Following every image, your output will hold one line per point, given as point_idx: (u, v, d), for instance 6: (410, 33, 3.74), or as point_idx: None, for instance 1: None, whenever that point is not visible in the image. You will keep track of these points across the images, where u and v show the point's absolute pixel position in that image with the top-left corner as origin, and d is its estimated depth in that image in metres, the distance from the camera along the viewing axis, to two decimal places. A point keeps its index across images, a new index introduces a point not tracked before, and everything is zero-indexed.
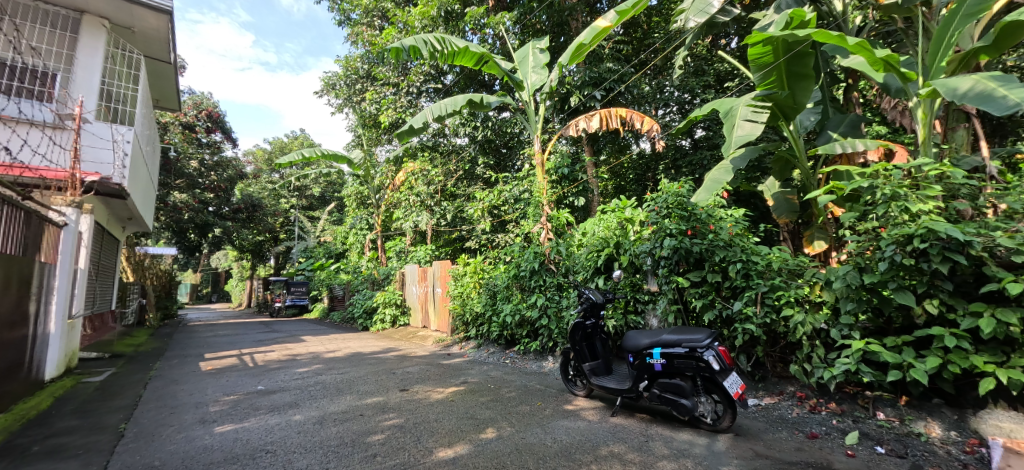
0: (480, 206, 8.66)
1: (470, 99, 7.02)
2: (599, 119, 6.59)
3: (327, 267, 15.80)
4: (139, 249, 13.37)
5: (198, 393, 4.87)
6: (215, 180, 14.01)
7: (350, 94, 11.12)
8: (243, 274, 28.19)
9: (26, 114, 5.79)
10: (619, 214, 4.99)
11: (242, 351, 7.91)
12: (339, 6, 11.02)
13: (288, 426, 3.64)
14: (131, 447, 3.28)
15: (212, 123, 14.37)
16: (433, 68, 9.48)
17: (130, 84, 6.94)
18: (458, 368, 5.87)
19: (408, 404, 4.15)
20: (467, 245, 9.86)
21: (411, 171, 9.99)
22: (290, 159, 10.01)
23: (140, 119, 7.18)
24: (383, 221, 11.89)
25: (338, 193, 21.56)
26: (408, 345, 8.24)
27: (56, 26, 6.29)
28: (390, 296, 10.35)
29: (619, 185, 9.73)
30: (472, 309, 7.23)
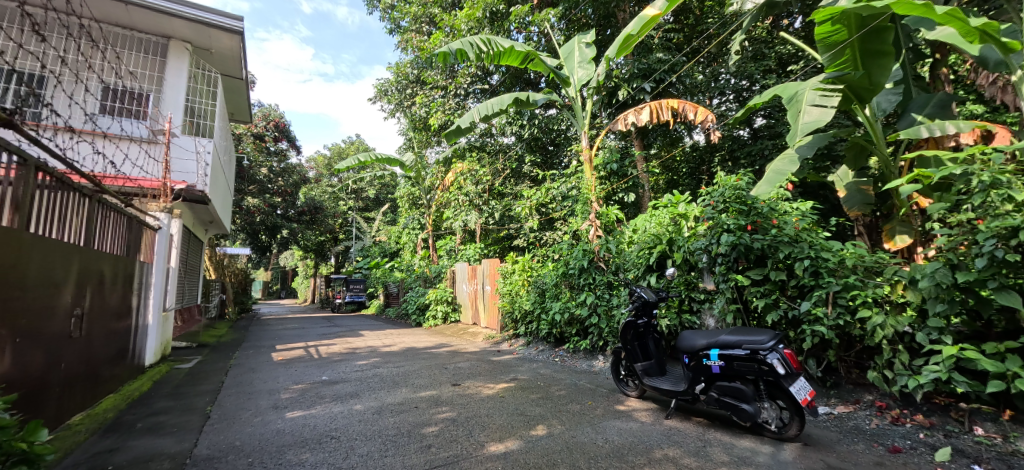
0: (528, 204, 8.66)
1: (516, 98, 7.03)
2: (649, 112, 6.35)
3: (382, 266, 16.48)
4: (218, 250, 14.60)
5: (270, 381, 5.25)
6: (282, 185, 15.03)
7: (401, 99, 11.50)
8: (307, 272, 30.09)
9: (126, 131, 6.47)
10: (671, 209, 4.81)
11: (308, 344, 8.43)
12: (389, 15, 11.41)
13: (350, 415, 3.83)
14: (216, 427, 3.59)
15: (279, 132, 15.55)
16: (479, 69, 9.62)
17: (210, 100, 7.58)
18: (508, 365, 5.91)
19: (460, 399, 4.23)
20: (516, 244, 9.90)
21: (460, 172, 10.19)
22: (347, 164, 10.51)
23: (219, 131, 7.84)
24: (434, 220, 12.22)
25: (392, 194, 22.41)
26: (459, 341, 8.41)
27: (149, 52, 7.00)
28: (441, 293, 10.61)
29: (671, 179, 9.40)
30: (522, 307, 7.26)
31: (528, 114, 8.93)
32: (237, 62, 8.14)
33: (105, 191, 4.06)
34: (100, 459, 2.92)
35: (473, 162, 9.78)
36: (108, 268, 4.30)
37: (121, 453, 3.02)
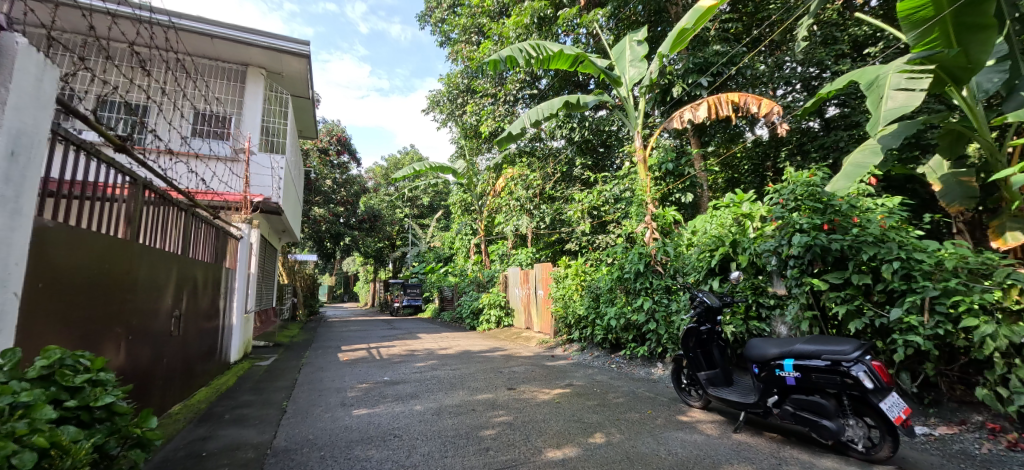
0: (580, 207, 8.55)
1: (566, 101, 6.97)
2: (706, 108, 6.07)
3: (437, 270, 16.97)
4: (289, 256, 15.74)
5: (338, 380, 5.56)
6: (344, 195, 15.93)
7: (452, 109, 11.80)
8: (368, 276, 31.65)
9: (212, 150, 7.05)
10: (735, 210, 4.56)
11: (370, 346, 8.85)
12: (440, 28, 11.76)
13: (411, 414, 3.96)
14: (292, 421, 3.85)
15: (341, 145, 16.69)
16: (528, 75, 9.66)
17: (281, 119, 8.19)
18: (563, 370, 5.84)
19: (516, 403, 4.24)
20: (568, 248, 9.80)
21: (511, 177, 10.25)
22: (403, 173, 10.95)
23: (290, 148, 8.46)
24: (486, 226, 12.38)
25: (445, 201, 23.04)
26: (513, 345, 8.44)
27: (231, 79, 7.72)
28: (494, 297, 10.74)
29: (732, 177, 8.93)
30: (575, 312, 7.16)
31: (577, 116, 8.82)
32: (305, 83, 8.76)
33: (198, 206, 4.51)
34: (196, 446, 3.23)
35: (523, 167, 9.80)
36: (200, 274, 4.75)
37: (212, 441, 3.33)
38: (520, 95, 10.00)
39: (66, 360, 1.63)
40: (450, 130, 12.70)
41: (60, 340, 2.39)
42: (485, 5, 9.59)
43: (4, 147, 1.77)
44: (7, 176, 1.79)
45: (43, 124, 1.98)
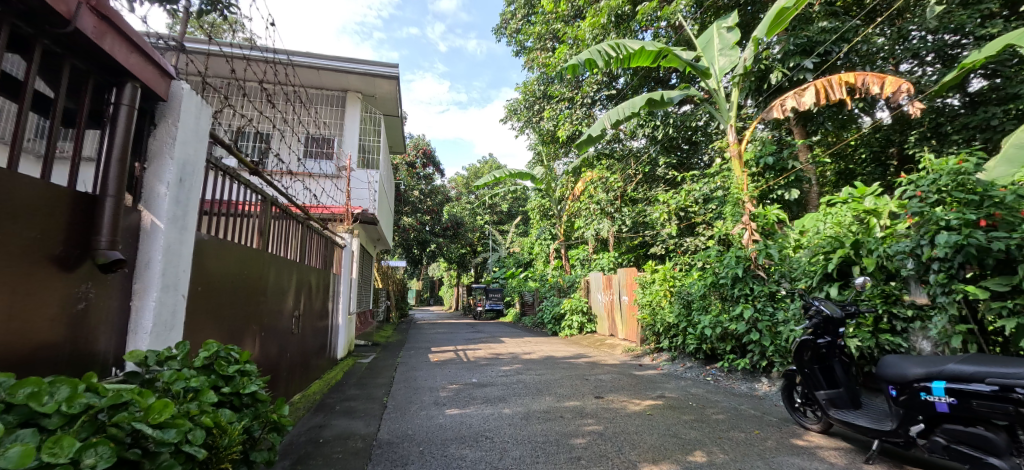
0: (665, 209, 8.10)
1: (649, 99, 6.70)
2: (814, 92, 5.42)
3: (518, 276, 17.24)
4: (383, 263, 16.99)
5: (431, 380, 5.88)
6: (430, 204, 16.89)
7: (530, 116, 11.86)
8: (452, 281, 33.06)
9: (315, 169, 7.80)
10: (856, 205, 4.10)
11: (458, 348, 9.22)
12: (515, 38, 11.97)
13: (500, 417, 4.04)
14: (393, 416, 4.15)
15: (426, 159, 17.85)
16: (606, 76, 9.44)
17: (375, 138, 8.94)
18: (652, 380, 5.57)
19: (605, 412, 4.12)
20: (653, 252, 9.32)
21: (590, 180, 10.02)
22: (484, 181, 11.27)
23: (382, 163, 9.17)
24: (565, 230, 12.27)
25: (523, 207, 23.35)
26: (598, 352, 8.24)
27: (334, 104, 8.59)
28: (576, 303, 10.59)
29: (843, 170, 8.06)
30: (664, 320, 6.76)
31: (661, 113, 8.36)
32: (395, 103, 9.47)
33: (311, 219, 5.06)
34: (315, 433, 3.61)
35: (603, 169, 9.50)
36: (313, 278, 5.32)
37: (328, 429, 3.70)
38: (597, 96, 9.79)
39: (221, 352, 1.91)
40: (527, 137, 12.81)
41: (213, 333, 2.83)
42: (560, 10, 9.56)
43: (175, 175, 2.15)
44: (177, 199, 2.17)
45: (199, 154, 2.37)
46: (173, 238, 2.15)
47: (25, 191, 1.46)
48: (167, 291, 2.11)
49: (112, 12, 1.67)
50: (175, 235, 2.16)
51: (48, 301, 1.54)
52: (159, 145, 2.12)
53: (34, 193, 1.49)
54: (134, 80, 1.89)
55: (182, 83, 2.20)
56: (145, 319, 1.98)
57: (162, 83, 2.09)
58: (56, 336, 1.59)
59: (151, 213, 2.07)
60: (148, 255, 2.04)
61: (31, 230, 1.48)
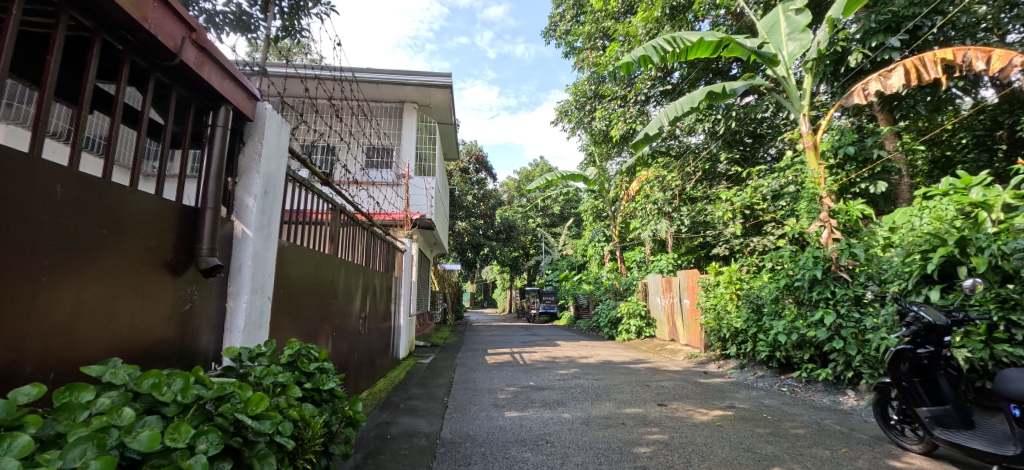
0: (729, 207, 7.62)
1: (709, 92, 6.36)
2: (903, 73, 4.88)
3: (572, 279, 17.04)
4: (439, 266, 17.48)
5: (490, 381, 5.95)
6: (484, 208, 17.14)
7: (581, 116, 11.51)
8: (505, 284, 33.32)
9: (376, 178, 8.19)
10: (959, 197, 3.70)
11: (514, 350, 9.26)
12: (564, 39, 11.88)
13: (560, 422, 4.01)
14: (454, 416, 4.25)
15: (479, 164, 18.15)
16: (660, 71, 9.09)
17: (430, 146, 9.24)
18: (719, 389, 5.26)
19: (669, 421, 3.95)
20: (716, 253, 8.82)
21: (646, 180, 9.64)
22: (536, 184, 11.24)
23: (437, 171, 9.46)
24: (620, 232, 11.95)
25: (576, 209, 23.06)
26: (658, 358, 7.92)
27: (393, 115, 8.99)
28: (634, 306, 10.25)
29: (938, 157, 7.20)
30: (731, 325, 6.35)
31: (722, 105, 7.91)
32: (449, 111, 9.75)
33: (374, 225, 5.32)
34: (382, 429, 3.78)
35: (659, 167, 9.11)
36: (377, 282, 5.60)
37: (394, 426, 3.86)
38: (651, 92, 9.45)
39: (303, 350, 2.06)
40: (579, 138, 12.63)
41: (293, 333, 3.06)
42: (609, 7, 9.33)
43: (261, 188, 2.35)
44: (262, 210, 2.38)
45: (279, 167, 2.57)
46: (260, 245, 2.35)
47: (146, 205, 1.66)
48: (256, 294, 2.31)
49: (210, 45, 1.87)
50: (261, 243, 2.36)
51: (162, 302, 1.75)
52: (247, 161, 2.33)
53: (154, 208, 1.70)
54: (226, 103, 2.10)
55: (265, 103, 2.41)
56: (238, 319, 2.18)
57: (249, 104, 2.29)
58: (168, 333, 1.79)
59: (242, 222, 2.27)
60: (239, 260, 2.24)
61: (150, 241, 1.68)
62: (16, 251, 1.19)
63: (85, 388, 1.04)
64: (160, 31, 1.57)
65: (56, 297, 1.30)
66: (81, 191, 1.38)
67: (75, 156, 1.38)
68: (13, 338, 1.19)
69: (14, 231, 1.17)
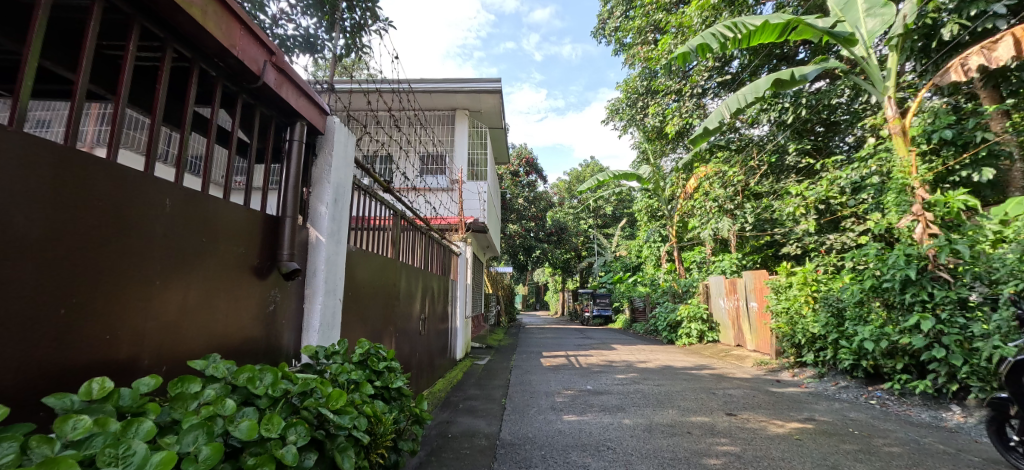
0: (801, 202, 7.05)
1: (776, 79, 5.91)
2: (1012, 43, 4.27)
3: (627, 281, 16.58)
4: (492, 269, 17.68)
5: (546, 384, 5.92)
6: (535, 211, 17.15)
7: (633, 114, 11.14)
8: (557, 287, 33.07)
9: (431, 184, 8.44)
10: None
11: (569, 353, 9.16)
12: (613, 36, 11.62)
13: (621, 428, 3.90)
14: (513, 418, 4.27)
15: (529, 166, 18.18)
16: (717, 60, 8.61)
17: (481, 151, 9.40)
18: (794, 400, 4.87)
19: (740, 432, 3.72)
20: (785, 252, 8.20)
21: (705, 176, 8.91)
22: (588, 185, 11.04)
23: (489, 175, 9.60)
24: (677, 231, 11.46)
25: (629, 209, 22.42)
26: (723, 364, 7.49)
27: (445, 123, 9.25)
28: (694, 310, 9.77)
29: None
30: (806, 330, 5.86)
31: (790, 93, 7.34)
32: (499, 116, 9.87)
33: (432, 230, 5.50)
34: (444, 427, 3.89)
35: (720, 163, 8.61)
36: (435, 284, 5.77)
37: (455, 425, 3.96)
38: (708, 84, 8.97)
39: (372, 350, 2.17)
40: (631, 136, 12.26)
41: (361, 333, 3.23)
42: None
43: (332, 196, 2.51)
44: (333, 217, 2.53)
45: (346, 177, 2.72)
46: (332, 250, 2.50)
47: (236, 215, 1.82)
48: (329, 296, 2.47)
49: (287, 66, 2.02)
50: (333, 248, 2.51)
51: (250, 303, 1.91)
52: (319, 173, 2.49)
53: (242, 217, 1.86)
54: (301, 119, 2.26)
55: (334, 117, 2.56)
56: (314, 320, 2.34)
57: (320, 119, 2.45)
58: (256, 332, 1.96)
59: (316, 229, 2.43)
60: (314, 265, 2.40)
61: (240, 247, 1.85)
62: (139, 258, 1.34)
63: (193, 380, 1.15)
64: (245, 56, 1.72)
65: (167, 298, 1.46)
66: (187, 203, 1.54)
67: (180, 173, 1.54)
68: (134, 334, 1.34)
69: (136, 241, 1.33)
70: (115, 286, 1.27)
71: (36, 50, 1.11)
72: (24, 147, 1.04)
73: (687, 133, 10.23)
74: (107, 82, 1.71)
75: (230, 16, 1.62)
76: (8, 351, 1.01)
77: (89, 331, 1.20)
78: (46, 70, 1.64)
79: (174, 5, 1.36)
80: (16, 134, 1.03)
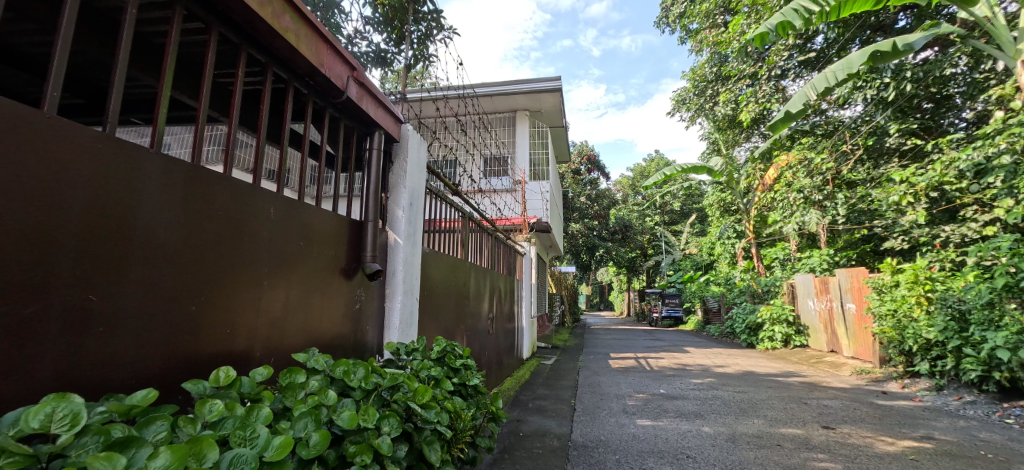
0: (908, 190, 6.23)
1: (874, 52, 5.23)
2: None
3: (697, 280, 15.68)
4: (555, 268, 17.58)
5: (616, 386, 5.76)
6: (597, 209, 16.77)
7: (701, 103, 10.49)
8: (622, 287, 32.12)
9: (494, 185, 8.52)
10: None
11: (638, 355, 8.83)
12: (678, 22, 11.03)
13: (701, 436, 3.69)
14: (583, 419, 4.20)
15: (591, 164, 17.80)
16: (798, 37, 7.84)
17: (542, 151, 9.36)
18: (905, 414, 4.30)
19: (841, 448, 3.35)
20: (889, 248, 7.28)
21: (786, 165, 8.22)
22: (654, 180, 10.55)
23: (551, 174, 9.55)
24: (755, 227, 10.61)
25: (698, 204, 21.17)
26: (814, 371, 6.80)
27: (506, 124, 9.36)
28: (778, 311, 8.99)
29: None
30: (917, 336, 5.13)
31: (890, 66, 6.47)
32: (560, 114, 9.78)
33: (498, 230, 5.58)
34: (515, 426, 3.93)
35: (804, 149, 7.86)
36: (502, 284, 5.87)
37: (525, 424, 3.98)
38: (788, 65, 8.20)
39: (448, 348, 2.24)
40: (700, 127, 11.55)
41: (436, 332, 3.36)
42: None
43: (408, 200, 2.63)
44: (409, 220, 2.66)
45: (420, 182, 2.84)
46: (408, 252, 2.63)
47: (327, 221, 1.98)
48: (408, 296, 2.59)
49: (367, 80, 2.16)
50: (410, 249, 2.64)
51: (339, 302, 2.06)
52: (396, 178, 2.63)
53: (332, 222, 2.01)
54: (379, 129, 2.39)
55: (408, 125, 2.69)
56: (393, 318, 2.48)
57: (395, 127, 2.58)
58: (345, 329, 2.11)
59: (394, 232, 2.57)
60: (393, 266, 2.54)
61: (330, 250, 2.00)
62: (250, 261, 1.50)
63: (299, 372, 1.27)
64: (332, 74, 1.87)
65: (273, 297, 1.62)
66: (287, 211, 1.70)
67: (281, 184, 1.71)
68: (248, 330, 1.50)
69: (248, 246, 1.49)
70: (231, 285, 1.42)
71: (168, 84, 1.25)
72: (162, 165, 1.20)
73: (764, 119, 9.43)
74: (220, 106, 1.94)
75: (319, 38, 1.76)
76: (155, 341, 1.18)
77: (214, 325, 1.36)
78: (174, 99, 1.91)
79: (273, 31, 1.50)
80: (154, 154, 1.19)
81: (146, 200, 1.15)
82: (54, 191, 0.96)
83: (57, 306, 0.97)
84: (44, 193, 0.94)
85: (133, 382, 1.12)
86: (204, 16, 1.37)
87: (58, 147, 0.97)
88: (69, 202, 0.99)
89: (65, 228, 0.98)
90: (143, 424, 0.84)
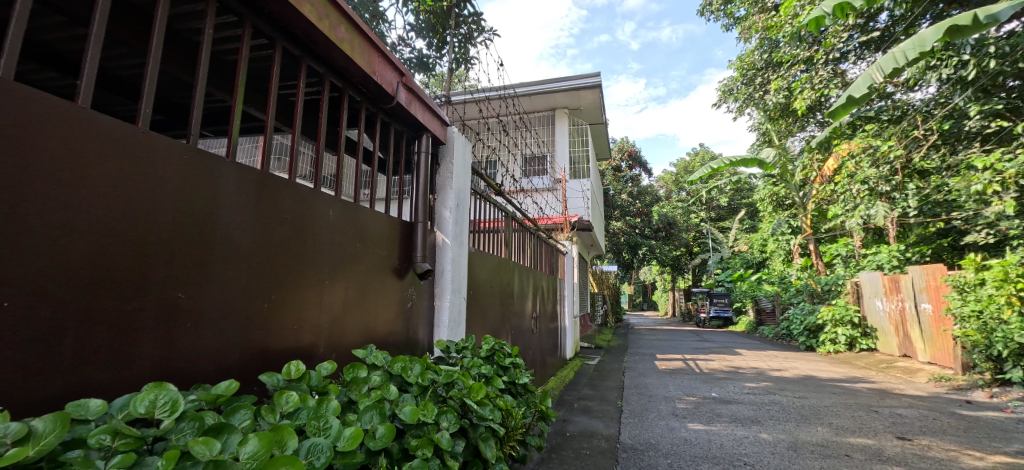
0: (993, 179, 5.63)
1: (953, 26, 4.74)
2: None
3: (748, 278, 14.91)
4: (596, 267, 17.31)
5: (665, 389, 5.59)
6: (639, 206, 16.37)
7: (750, 93, 9.96)
8: (666, 286, 31.12)
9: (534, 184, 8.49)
10: None
11: (686, 357, 8.53)
12: (723, 9, 10.53)
13: (758, 442, 3.52)
14: (631, 422, 4.12)
15: (632, 160, 17.36)
16: (858, 17, 7.27)
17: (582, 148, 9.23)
18: (996, 426, 3.88)
19: (920, 462, 3.08)
20: (971, 242, 6.68)
21: (849, 154, 7.60)
22: (699, 175, 10.12)
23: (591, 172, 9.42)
24: (813, 222, 9.96)
25: (748, 199, 20.15)
26: (884, 377, 6.28)
27: (545, 123, 9.33)
28: (841, 312, 8.38)
29: None
30: (1009, 340, 4.66)
31: (969, 42, 5.85)
32: (599, 110, 9.62)
33: (539, 229, 5.53)
34: (561, 426, 3.90)
35: (868, 137, 7.29)
36: (547, 283, 5.91)
37: (572, 424, 3.95)
38: (848, 46, 7.62)
39: (497, 346, 2.26)
40: (748, 118, 10.98)
41: (482, 330, 3.40)
42: None
43: (454, 201, 2.69)
44: (456, 221, 2.71)
45: (465, 182, 2.88)
46: (455, 252, 2.68)
47: (380, 223, 2.05)
48: (456, 295, 2.65)
49: (416, 86, 2.22)
50: (457, 250, 2.69)
51: (393, 301, 2.14)
52: (442, 179, 2.68)
53: (385, 224, 2.09)
54: (426, 132, 2.46)
55: (454, 128, 2.74)
56: (442, 317, 2.54)
57: (441, 129, 2.64)
58: (398, 327, 2.19)
59: (442, 233, 2.63)
60: (442, 266, 2.60)
61: (384, 250, 2.08)
62: (313, 261, 1.59)
63: (362, 367, 1.33)
64: (383, 81, 1.93)
65: (334, 296, 1.71)
66: (344, 214, 1.79)
67: (338, 188, 1.79)
68: (312, 327, 1.59)
69: (311, 247, 1.58)
70: (297, 284, 1.51)
71: (240, 98, 1.34)
72: (236, 173, 1.29)
73: (821, 106, 8.82)
74: (282, 117, 2.06)
75: (371, 47, 1.83)
76: (234, 337, 1.27)
77: (283, 322, 1.45)
78: (243, 112, 2.06)
79: (330, 42, 1.57)
80: (230, 163, 1.28)
81: (223, 206, 1.24)
82: (148, 199, 1.06)
83: (153, 304, 1.07)
84: (140, 201, 1.04)
85: (216, 374, 1.22)
86: (271, 32, 1.46)
87: (148, 160, 1.07)
88: (160, 209, 1.08)
89: (157, 233, 1.07)
90: (230, 412, 0.92)
